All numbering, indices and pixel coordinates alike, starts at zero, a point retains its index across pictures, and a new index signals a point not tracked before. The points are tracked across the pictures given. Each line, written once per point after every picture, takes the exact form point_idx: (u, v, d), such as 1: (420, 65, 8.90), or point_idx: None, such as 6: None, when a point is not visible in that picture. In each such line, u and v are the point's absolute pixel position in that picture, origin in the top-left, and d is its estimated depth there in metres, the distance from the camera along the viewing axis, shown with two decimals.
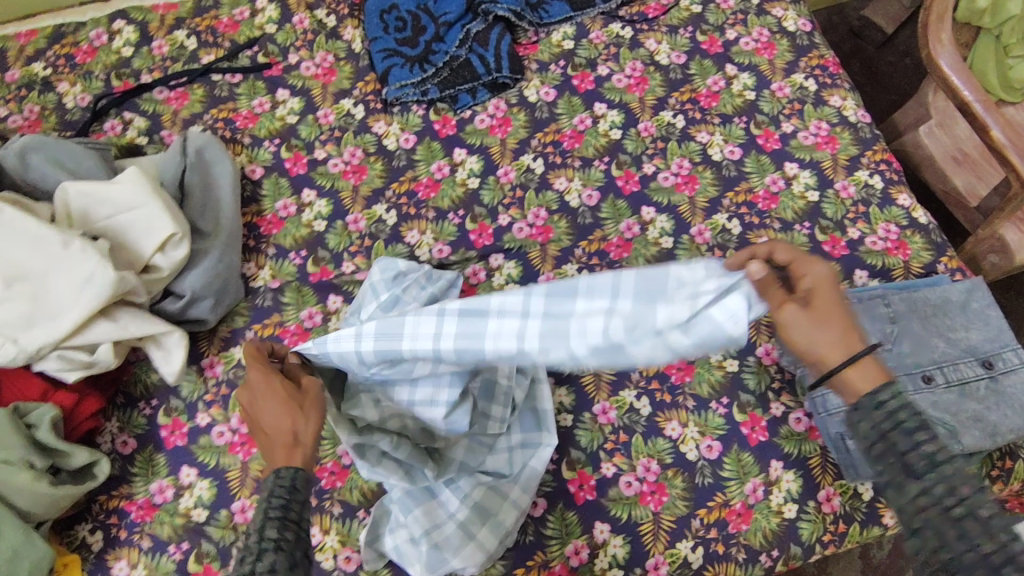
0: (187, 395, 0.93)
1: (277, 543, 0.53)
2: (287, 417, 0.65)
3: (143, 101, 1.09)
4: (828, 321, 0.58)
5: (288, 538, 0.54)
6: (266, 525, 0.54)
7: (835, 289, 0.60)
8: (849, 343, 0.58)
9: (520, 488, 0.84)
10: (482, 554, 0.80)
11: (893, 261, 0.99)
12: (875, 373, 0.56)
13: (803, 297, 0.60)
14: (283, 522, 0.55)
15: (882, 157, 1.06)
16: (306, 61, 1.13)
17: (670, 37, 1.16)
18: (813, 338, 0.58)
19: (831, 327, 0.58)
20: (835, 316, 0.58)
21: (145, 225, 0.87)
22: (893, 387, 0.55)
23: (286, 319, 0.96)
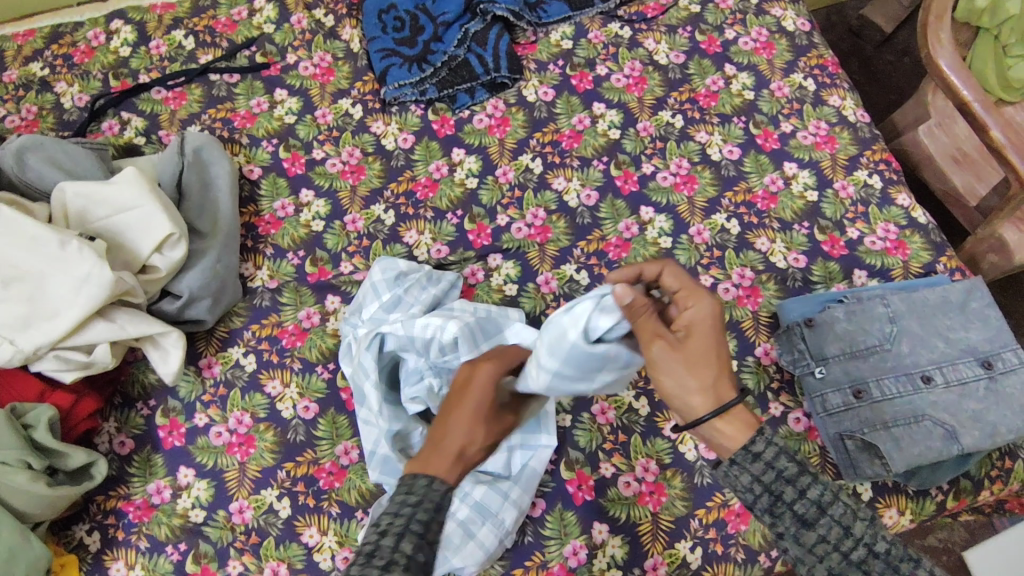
0: (185, 396, 0.92)
1: (410, 561, 0.53)
2: (477, 425, 0.67)
3: (140, 101, 1.09)
4: (693, 367, 0.59)
5: (418, 559, 0.53)
6: (404, 538, 0.54)
7: (714, 328, 0.61)
8: (719, 392, 0.60)
9: (520, 488, 0.84)
10: (482, 553, 0.80)
11: (892, 261, 0.99)
12: (744, 423, 0.60)
13: (679, 334, 0.61)
14: (419, 542, 0.54)
15: (881, 157, 1.06)
16: (304, 61, 1.13)
17: (669, 37, 1.15)
18: (683, 384, 0.60)
19: (699, 373, 0.60)
20: (707, 360, 0.60)
21: (142, 225, 0.87)
22: (763, 435, 0.59)
23: (283, 319, 0.96)
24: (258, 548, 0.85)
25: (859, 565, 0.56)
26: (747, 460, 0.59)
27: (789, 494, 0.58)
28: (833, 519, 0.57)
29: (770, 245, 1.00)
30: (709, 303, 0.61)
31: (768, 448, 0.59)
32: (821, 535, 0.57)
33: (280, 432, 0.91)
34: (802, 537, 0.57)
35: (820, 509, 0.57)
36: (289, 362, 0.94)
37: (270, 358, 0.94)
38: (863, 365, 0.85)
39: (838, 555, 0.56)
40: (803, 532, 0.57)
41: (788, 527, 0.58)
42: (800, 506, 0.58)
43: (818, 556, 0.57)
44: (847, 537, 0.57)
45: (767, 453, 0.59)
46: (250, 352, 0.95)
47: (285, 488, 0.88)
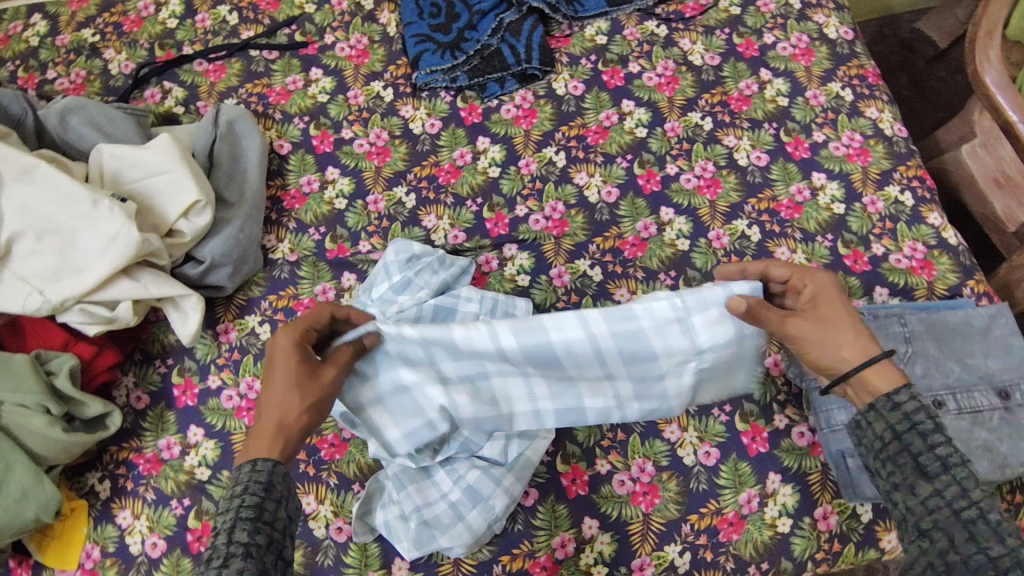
0: (201, 358, 0.96)
1: (246, 549, 0.57)
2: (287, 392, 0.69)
3: (182, 72, 1.13)
4: (834, 329, 0.69)
5: (257, 544, 0.58)
6: (236, 528, 0.58)
7: (837, 292, 0.72)
8: (863, 344, 0.68)
9: (513, 476, 0.84)
10: (469, 536, 0.81)
11: (916, 280, 0.96)
12: (894, 374, 0.66)
13: (808, 309, 0.72)
14: (254, 527, 0.58)
15: (916, 173, 1.03)
16: (341, 42, 1.15)
17: (705, 38, 1.14)
18: (834, 348, 0.69)
19: (839, 329, 0.69)
20: (842, 320, 0.70)
21: (171, 190, 0.90)
22: (909, 388, 0.64)
23: (300, 292, 0.99)
24: None
25: (966, 524, 0.56)
26: (889, 409, 0.64)
27: (917, 446, 0.61)
28: (954, 478, 0.58)
29: (790, 255, 0.99)
30: (827, 277, 0.73)
31: (910, 399, 0.63)
32: (935, 490, 0.59)
33: None
34: (917, 489, 0.60)
35: (944, 467, 0.59)
36: None
37: None
38: None
39: (948, 510, 0.57)
40: (921, 483, 0.60)
41: (907, 478, 0.61)
42: (925, 458, 0.60)
43: (927, 508, 0.59)
44: (964, 499, 0.57)
45: (908, 405, 0.63)
46: (265, 321, 0.97)
47: None
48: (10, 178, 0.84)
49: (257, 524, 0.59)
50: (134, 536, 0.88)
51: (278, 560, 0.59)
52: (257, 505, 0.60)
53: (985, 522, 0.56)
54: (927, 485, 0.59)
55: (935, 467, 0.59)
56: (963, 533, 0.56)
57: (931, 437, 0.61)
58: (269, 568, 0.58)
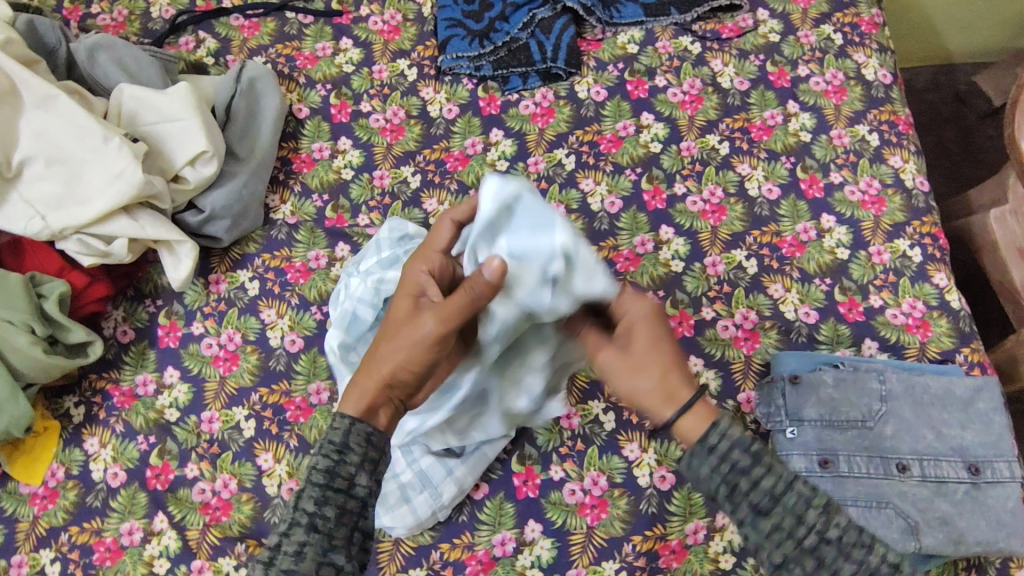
0: (189, 303, 0.99)
1: (313, 519, 0.59)
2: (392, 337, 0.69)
3: (218, 24, 1.16)
4: (641, 370, 0.63)
5: (325, 513, 0.60)
6: (306, 496, 0.60)
7: (651, 325, 0.65)
8: (669, 389, 0.62)
9: (465, 469, 0.85)
10: (412, 519, 0.83)
11: (909, 339, 0.94)
12: (701, 417, 0.60)
13: (623, 339, 0.66)
14: (323, 497, 0.60)
15: (930, 230, 1.00)
16: (375, 16, 1.16)
17: (738, 61, 1.12)
18: (631, 383, 0.64)
19: (645, 372, 0.63)
20: (649, 361, 0.63)
21: (182, 137, 0.93)
22: (717, 427, 0.58)
23: (294, 255, 1.01)
24: (216, 458, 0.91)
25: (814, 553, 0.55)
26: (703, 452, 0.58)
27: (744, 485, 0.56)
28: (786, 507, 0.55)
29: (783, 293, 0.97)
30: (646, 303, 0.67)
31: (721, 440, 0.57)
32: (776, 524, 0.55)
33: (263, 358, 0.95)
34: (758, 525, 0.56)
35: (774, 499, 0.55)
36: (288, 296, 0.98)
37: (272, 287, 0.99)
38: (838, 437, 0.81)
39: (792, 543, 0.55)
40: (759, 520, 0.55)
41: (745, 515, 0.56)
42: (754, 496, 0.55)
43: (772, 543, 0.55)
44: (800, 522, 0.55)
45: (722, 445, 0.57)
46: (256, 278, 0.99)
47: (254, 411, 0.93)
48: (32, 105, 0.88)
49: (326, 493, 0.60)
50: (98, 464, 0.91)
51: (352, 532, 0.61)
52: (329, 472, 0.61)
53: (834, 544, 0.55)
54: (766, 521, 0.55)
55: (767, 502, 0.55)
56: (812, 560, 0.54)
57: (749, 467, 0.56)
58: (336, 539, 0.60)
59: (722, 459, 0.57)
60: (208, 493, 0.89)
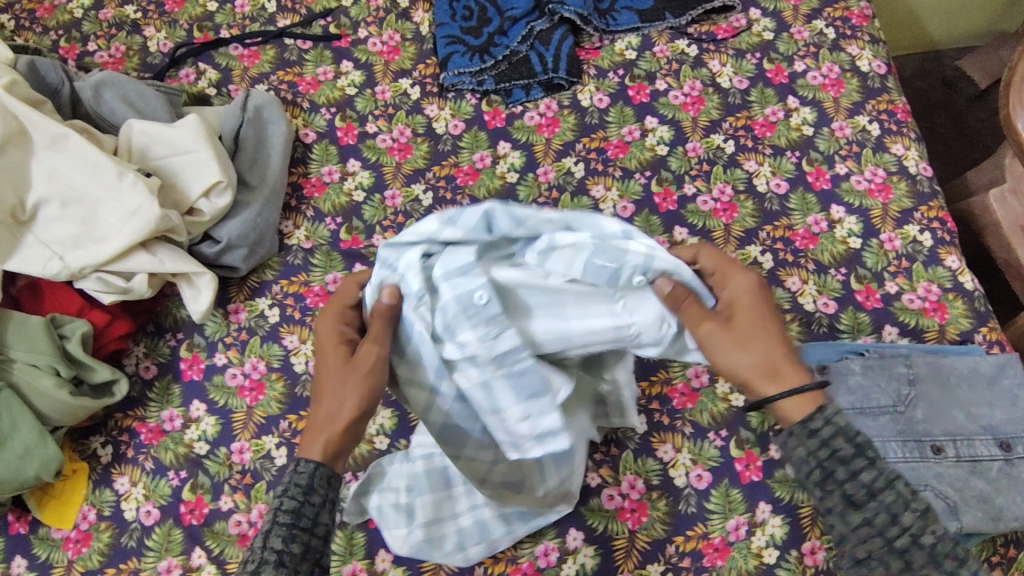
0: (210, 334, 0.98)
1: (280, 557, 0.56)
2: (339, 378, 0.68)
3: (217, 55, 1.16)
4: (760, 340, 0.66)
5: (291, 552, 0.57)
6: (273, 534, 0.57)
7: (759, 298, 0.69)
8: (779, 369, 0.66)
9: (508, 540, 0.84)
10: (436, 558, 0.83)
11: (928, 322, 0.95)
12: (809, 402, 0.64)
13: (726, 313, 0.69)
14: (291, 534, 0.58)
15: (938, 214, 1.02)
16: (373, 37, 1.17)
17: (735, 61, 1.14)
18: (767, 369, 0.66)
19: (756, 346, 0.66)
20: (756, 335, 0.67)
21: (195, 169, 0.92)
22: (823, 413, 0.62)
23: (311, 280, 1.00)
24: (250, 489, 0.90)
25: (904, 553, 0.57)
26: (803, 436, 0.62)
27: (841, 474, 0.59)
28: (883, 506, 0.58)
29: (801, 285, 0.98)
30: (749, 278, 0.70)
31: (825, 425, 0.61)
32: (866, 518, 0.58)
33: (289, 385, 0.95)
34: (848, 518, 0.59)
35: (870, 494, 0.59)
36: (309, 321, 0.98)
37: (292, 313, 0.98)
38: (872, 424, 0.82)
39: (881, 539, 0.58)
40: (850, 512, 0.59)
41: (836, 505, 0.60)
42: (850, 486, 0.59)
43: (860, 538, 0.59)
44: (895, 525, 0.58)
45: (824, 432, 0.61)
46: (275, 305, 0.99)
47: (284, 438, 0.92)
48: (42, 146, 0.87)
49: (294, 532, 0.58)
50: (130, 503, 0.91)
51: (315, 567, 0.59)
52: (296, 510, 0.59)
53: (921, 548, 0.57)
54: (859, 517, 0.59)
55: (862, 496, 0.59)
56: (900, 563, 0.57)
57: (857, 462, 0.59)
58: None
59: (820, 448, 0.61)
60: (244, 525, 0.88)
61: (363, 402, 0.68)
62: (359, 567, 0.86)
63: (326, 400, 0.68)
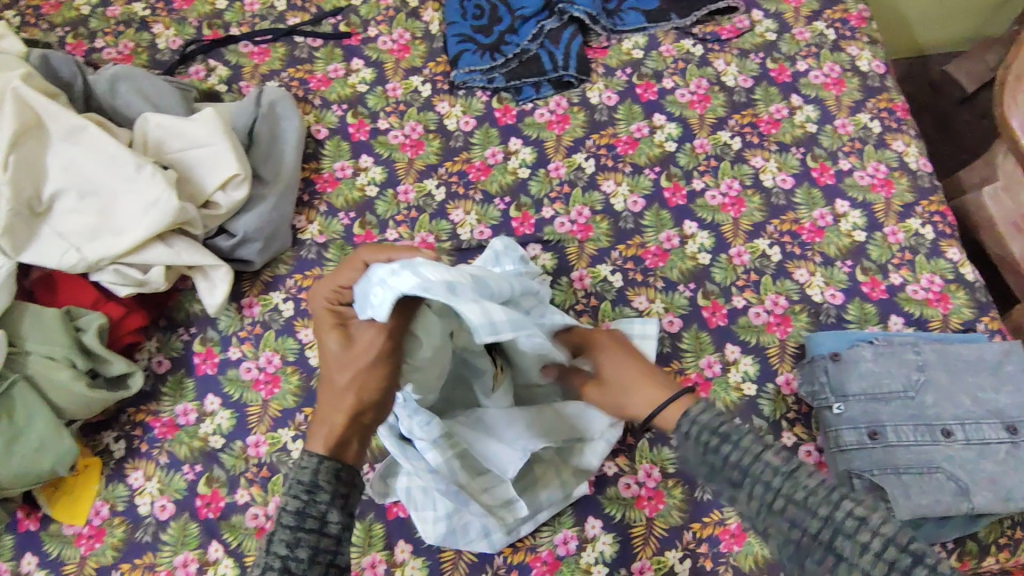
0: (223, 329, 0.98)
1: (285, 563, 0.57)
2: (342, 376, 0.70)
3: (227, 52, 1.17)
4: (630, 384, 0.82)
5: (297, 556, 0.57)
6: (276, 538, 0.58)
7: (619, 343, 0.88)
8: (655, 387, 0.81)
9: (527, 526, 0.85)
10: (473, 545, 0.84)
11: (932, 312, 0.98)
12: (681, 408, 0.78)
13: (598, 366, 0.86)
14: (296, 538, 0.58)
15: (938, 208, 1.05)
16: (384, 36, 1.18)
17: (739, 60, 1.17)
18: (642, 389, 0.82)
19: (633, 390, 0.82)
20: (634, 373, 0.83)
21: (211, 162, 0.93)
22: (690, 418, 0.75)
23: (325, 274, 1.01)
24: (267, 482, 0.89)
25: (785, 515, 0.66)
26: (681, 438, 0.76)
27: (719, 461, 0.71)
28: (753, 478, 0.69)
29: (809, 277, 1.00)
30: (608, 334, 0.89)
31: (693, 427, 0.74)
32: (749, 493, 0.69)
33: (304, 378, 0.95)
34: (739, 495, 0.70)
35: (743, 473, 0.70)
36: None
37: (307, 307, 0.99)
38: (883, 408, 0.85)
39: (765, 507, 0.68)
40: (735, 492, 0.70)
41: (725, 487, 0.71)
42: (727, 470, 0.71)
43: (755, 512, 0.69)
44: (770, 491, 0.68)
45: (692, 431, 0.75)
46: (289, 299, 0.99)
47: (300, 431, 0.92)
48: (60, 137, 0.87)
49: (297, 535, 0.58)
50: (144, 498, 0.89)
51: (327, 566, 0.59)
52: (301, 510, 0.59)
53: (794, 503, 0.66)
54: (742, 493, 0.69)
55: (737, 476, 0.70)
56: (785, 523, 0.66)
57: (719, 449, 0.71)
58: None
59: (696, 446, 0.74)
60: (262, 518, 0.87)
61: (364, 394, 0.70)
62: (378, 559, 0.86)
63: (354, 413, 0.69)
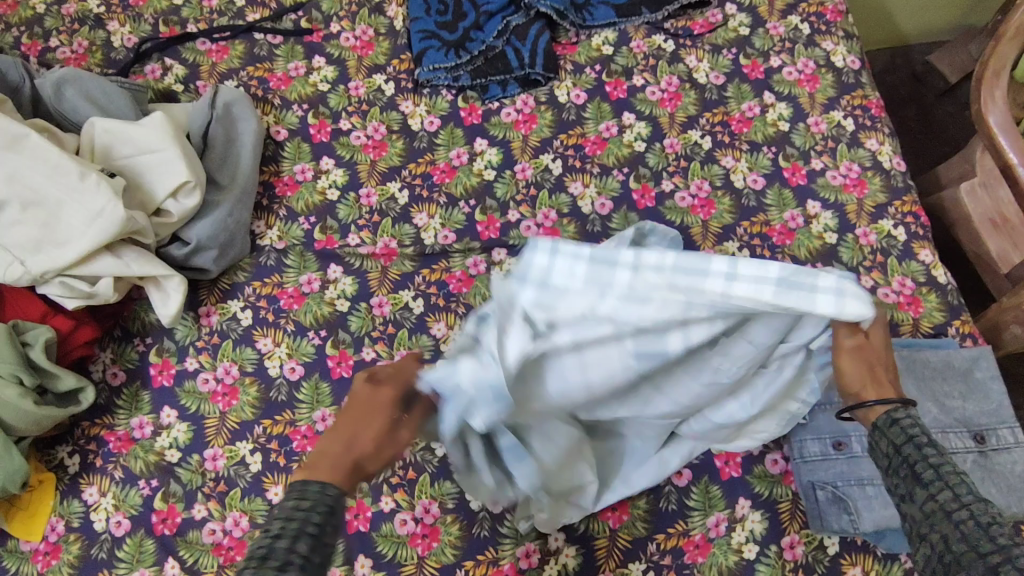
0: (180, 339, 0.95)
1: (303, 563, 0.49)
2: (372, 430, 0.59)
3: (184, 50, 1.13)
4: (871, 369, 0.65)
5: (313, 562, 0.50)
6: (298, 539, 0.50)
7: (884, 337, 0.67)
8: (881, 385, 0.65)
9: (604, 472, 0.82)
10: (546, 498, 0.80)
11: (902, 316, 0.96)
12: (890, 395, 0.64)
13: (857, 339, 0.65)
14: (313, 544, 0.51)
15: (911, 209, 1.03)
16: (346, 32, 1.15)
17: (712, 57, 1.14)
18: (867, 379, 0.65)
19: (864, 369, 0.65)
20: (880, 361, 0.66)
21: (161, 168, 0.89)
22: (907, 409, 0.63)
23: (285, 281, 0.98)
24: (224, 497, 0.87)
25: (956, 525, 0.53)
26: (887, 424, 0.62)
27: (921, 453, 0.58)
28: (948, 485, 0.55)
29: None
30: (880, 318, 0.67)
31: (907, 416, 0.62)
32: (930, 494, 0.55)
33: (263, 389, 0.92)
34: (915, 496, 0.57)
35: (937, 473, 0.56)
36: (283, 323, 0.96)
37: (266, 316, 0.96)
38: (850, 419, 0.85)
39: (942, 515, 0.54)
40: (917, 490, 0.57)
41: (908, 489, 0.58)
42: (920, 466, 0.57)
43: (923, 512, 0.55)
44: (957, 503, 0.54)
45: (905, 420, 0.62)
46: (248, 308, 0.97)
47: (259, 444, 0.90)
48: None
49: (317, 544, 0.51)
50: (100, 513, 0.87)
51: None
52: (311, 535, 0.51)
53: (975, 521, 0.52)
54: (923, 493, 0.56)
55: (930, 474, 0.56)
56: (955, 532, 0.52)
57: (924, 447, 0.58)
58: None
59: (902, 438, 0.60)
60: (218, 534, 0.86)
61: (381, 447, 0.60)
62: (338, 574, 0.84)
63: (339, 449, 0.58)
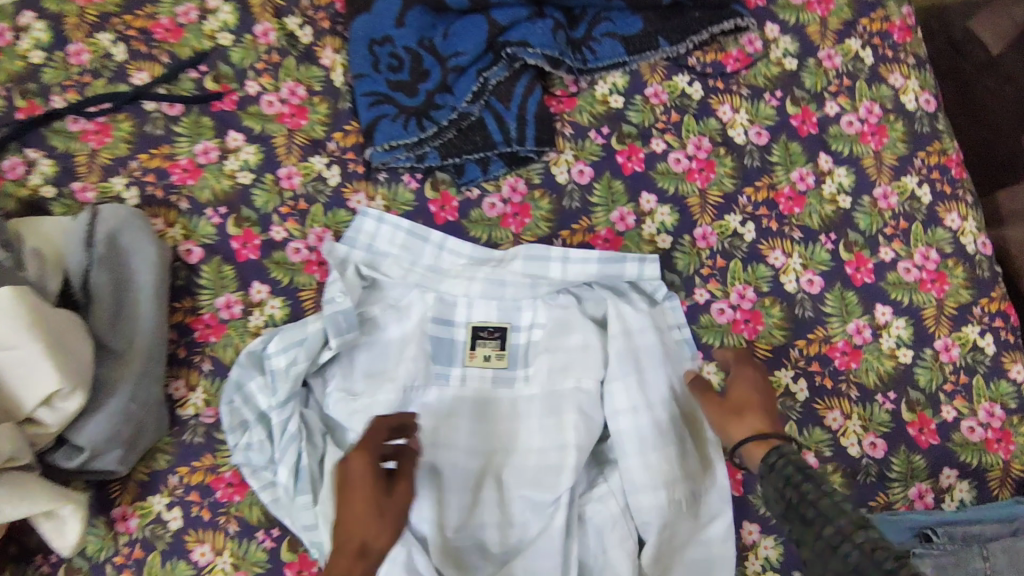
0: (90, 555, 0.73)
1: None
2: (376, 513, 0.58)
3: (51, 133, 0.82)
4: (742, 416, 0.64)
5: None
6: None
7: (759, 385, 0.67)
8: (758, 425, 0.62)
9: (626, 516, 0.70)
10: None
11: (992, 458, 0.80)
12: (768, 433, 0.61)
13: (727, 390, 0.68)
14: None
15: (999, 307, 0.85)
16: (268, 93, 0.85)
17: (751, 104, 0.88)
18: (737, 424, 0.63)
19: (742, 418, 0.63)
20: (753, 407, 0.64)
21: (20, 370, 0.65)
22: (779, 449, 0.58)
23: (220, 463, 0.76)
24: None
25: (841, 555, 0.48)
26: (767, 472, 0.57)
27: (800, 488, 0.53)
28: (826, 514, 0.50)
29: (843, 421, 0.79)
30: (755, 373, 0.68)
31: (779, 457, 0.57)
32: (816, 529, 0.50)
33: None
34: (803, 538, 0.51)
35: (812, 502, 0.52)
36: (222, 523, 0.75)
37: (200, 514, 0.75)
38: None
39: (823, 545, 0.49)
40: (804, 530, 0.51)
41: (795, 526, 0.52)
42: (797, 500, 0.52)
43: (809, 547, 0.50)
44: (838, 533, 0.49)
45: (778, 461, 0.56)
46: (175, 505, 0.75)
47: None
48: None
49: None
50: None
51: None
52: None
53: (861, 553, 0.47)
54: (809, 531, 0.51)
55: (808, 510, 0.51)
56: (845, 566, 0.48)
57: (802, 483, 0.53)
58: None
59: (778, 477, 0.55)
60: None
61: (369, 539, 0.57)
62: None
63: (365, 527, 0.56)
